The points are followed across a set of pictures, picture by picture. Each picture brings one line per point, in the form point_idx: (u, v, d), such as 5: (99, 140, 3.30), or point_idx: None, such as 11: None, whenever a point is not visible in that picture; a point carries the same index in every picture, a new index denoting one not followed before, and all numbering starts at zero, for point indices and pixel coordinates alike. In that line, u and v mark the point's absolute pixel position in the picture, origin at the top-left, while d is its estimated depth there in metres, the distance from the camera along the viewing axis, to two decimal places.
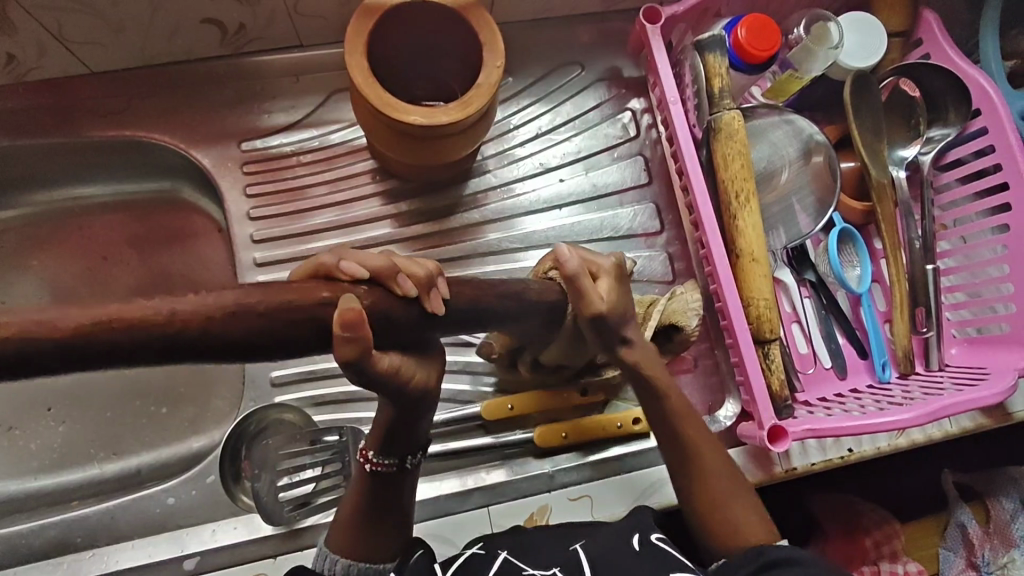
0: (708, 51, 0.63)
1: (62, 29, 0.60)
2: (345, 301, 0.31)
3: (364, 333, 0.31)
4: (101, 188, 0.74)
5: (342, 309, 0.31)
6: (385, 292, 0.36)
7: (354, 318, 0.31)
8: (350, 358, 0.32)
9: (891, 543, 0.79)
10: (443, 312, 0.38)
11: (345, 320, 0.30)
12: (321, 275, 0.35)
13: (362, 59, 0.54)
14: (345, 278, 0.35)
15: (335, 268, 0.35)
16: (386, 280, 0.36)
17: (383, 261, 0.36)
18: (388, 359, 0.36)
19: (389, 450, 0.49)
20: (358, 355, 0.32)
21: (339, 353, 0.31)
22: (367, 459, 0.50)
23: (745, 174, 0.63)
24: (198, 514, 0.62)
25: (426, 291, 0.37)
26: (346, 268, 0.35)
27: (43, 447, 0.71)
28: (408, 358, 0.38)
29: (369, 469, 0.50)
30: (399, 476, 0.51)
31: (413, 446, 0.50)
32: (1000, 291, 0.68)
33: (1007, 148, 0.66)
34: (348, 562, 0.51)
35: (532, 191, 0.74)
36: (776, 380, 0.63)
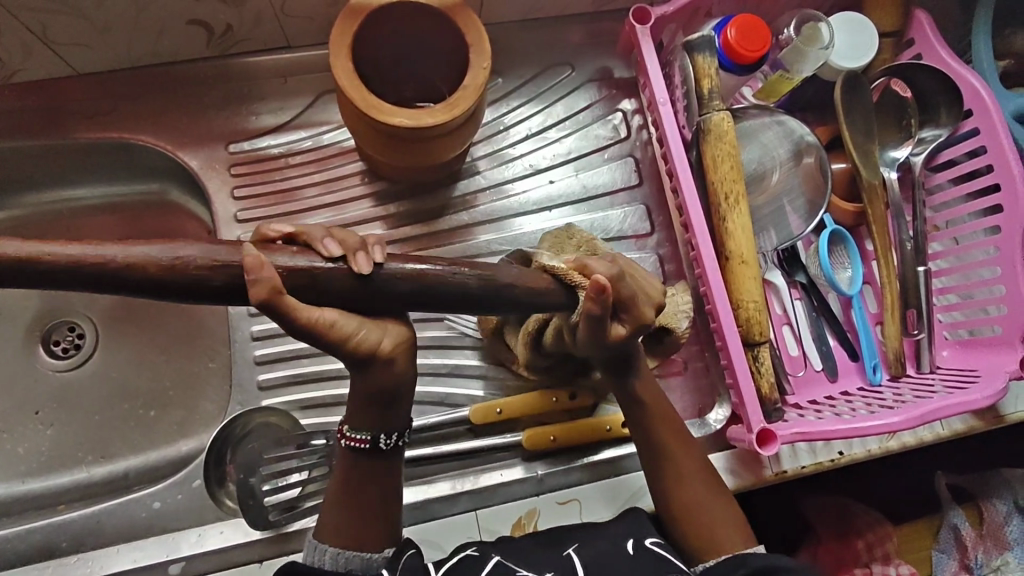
0: (697, 53, 0.63)
1: (47, 31, 0.60)
2: (248, 249, 0.36)
3: (268, 274, 0.35)
4: (89, 190, 0.74)
5: (246, 255, 0.35)
6: (310, 252, 0.39)
7: (256, 262, 0.35)
8: (261, 298, 0.35)
9: (883, 546, 0.79)
10: (369, 272, 0.40)
11: (248, 264, 0.35)
12: (257, 238, 0.40)
13: (346, 60, 0.53)
14: (275, 238, 0.40)
15: (269, 232, 0.40)
16: (312, 244, 0.39)
17: (313, 227, 0.40)
18: (319, 313, 0.38)
19: (363, 423, 0.48)
20: (268, 295, 0.35)
21: (251, 294, 0.35)
22: (343, 434, 0.49)
23: (734, 176, 0.62)
24: (185, 519, 0.62)
25: (352, 253, 0.40)
26: (277, 230, 0.40)
27: (31, 451, 0.71)
28: (355, 316, 0.41)
29: (345, 444, 0.49)
30: (379, 458, 0.50)
31: (389, 423, 0.48)
32: (991, 293, 0.67)
33: (999, 149, 0.65)
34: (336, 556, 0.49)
35: (522, 193, 0.74)
36: (765, 384, 0.62)
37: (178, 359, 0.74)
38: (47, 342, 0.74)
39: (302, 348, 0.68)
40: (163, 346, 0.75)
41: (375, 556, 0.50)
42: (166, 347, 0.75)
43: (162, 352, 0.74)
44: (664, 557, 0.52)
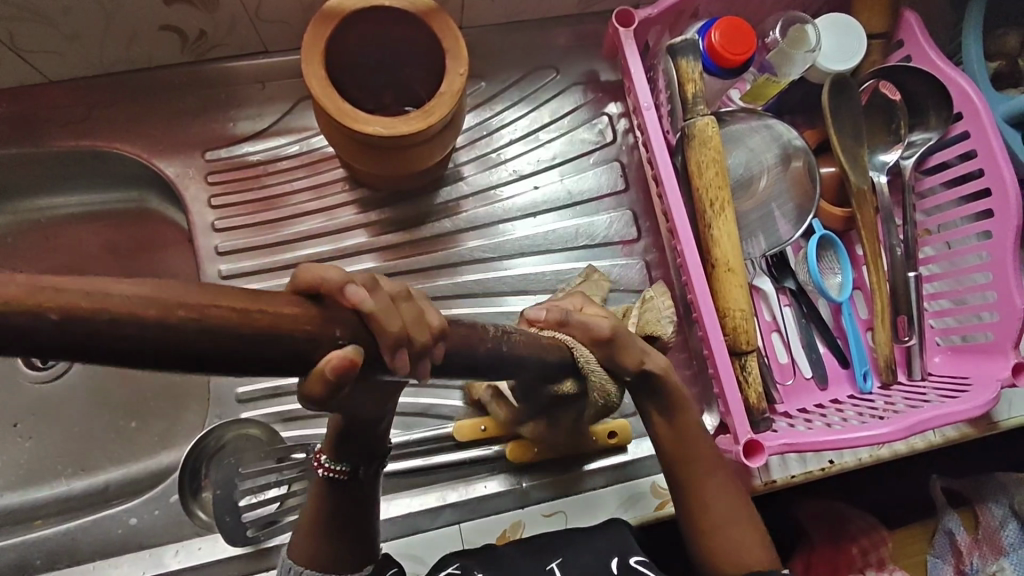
0: (680, 57, 0.62)
1: (14, 38, 0.58)
2: (347, 346, 0.26)
3: (346, 382, 0.26)
4: (69, 198, 0.73)
5: (345, 353, 0.26)
6: (377, 353, 0.29)
7: (350, 366, 0.26)
8: (315, 395, 0.26)
9: (878, 551, 0.78)
10: (427, 375, 0.32)
11: (335, 365, 0.26)
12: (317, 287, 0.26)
13: (318, 67, 0.52)
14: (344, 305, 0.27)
15: (336, 292, 0.27)
16: (383, 343, 0.28)
17: (390, 315, 0.28)
18: (344, 394, 0.31)
19: (342, 456, 0.44)
20: (324, 394, 0.27)
21: (311, 389, 0.26)
22: (320, 463, 0.46)
23: (720, 182, 0.61)
24: (162, 535, 0.60)
25: (415, 359, 0.30)
26: (348, 297, 0.27)
27: (9, 464, 0.70)
28: (369, 392, 0.35)
29: (323, 474, 0.46)
30: (355, 488, 0.47)
31: (369, 454, 0.45)
32: (984, 299, 0.66)
33: (989, 153, 0.64)
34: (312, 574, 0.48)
35: (506, 199, 0.73)
36: (753, 393, 0.61)
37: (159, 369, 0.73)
38: None
39: None
40: None
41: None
42: None
43: None
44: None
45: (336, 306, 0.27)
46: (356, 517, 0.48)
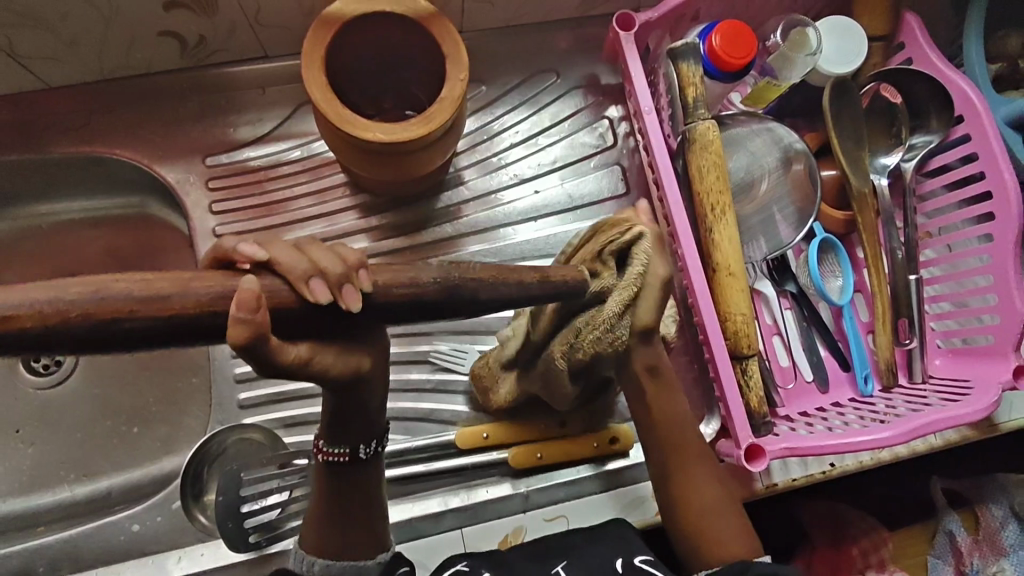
0: (681, 61, 0.62)
1: (13, 44, 0.58)
2: (244, 279, 0.25)
3: (259, 314, 0.25)
4: (70, 204, 0.73)
5: (243, 288, 0.25)
6: (292, 295, 0.28)
7: (255, 294, 0.25)
8: (241, 345, 0.25)
9: (878, 552, 0.78)
10: (360, 310, 0.30)
11: (241, 298, 0.24)
12: (217, 259, 0.29)
13: (319, 72, 0.52)
14: (243, 263, 0.28)
15: (232, 253, 0.29)
16: (291, 283, 0.28)
17: (291, 255, 0.29)
18: (293, 349, 0.28)
19: (341, 438, 0.43)
20: (252, 342, 0.25)
21: (233, 336, 0.24)
22: (319, 450, 0.44)
23: (720, 186, 0.61)
24: (165, 541, 0.60)
25: (337, 289, 0.29)
26: (240, 252, 0.28)
27: (12, 470, 0.70)
28: (330, 349, 0.31)
29: (323, 460, 0.45)
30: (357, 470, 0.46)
31: (368, 436, 0.44)
32: (985, 301, 0.66)
33: (990, 155, 0.64)
34: (327, 563, 0.48)
35: (507, 203, 0.72)
36: (754, 398, 0.61)
37: (161, 374, 0.73)
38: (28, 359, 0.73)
39: None
40: (145, 362, 0.73)
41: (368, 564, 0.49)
42: (149, 362, 0.73)
43: (144, 368, 0.73)
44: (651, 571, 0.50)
45: (236, 265, 0.28)
46: (355, 511, 0.48)
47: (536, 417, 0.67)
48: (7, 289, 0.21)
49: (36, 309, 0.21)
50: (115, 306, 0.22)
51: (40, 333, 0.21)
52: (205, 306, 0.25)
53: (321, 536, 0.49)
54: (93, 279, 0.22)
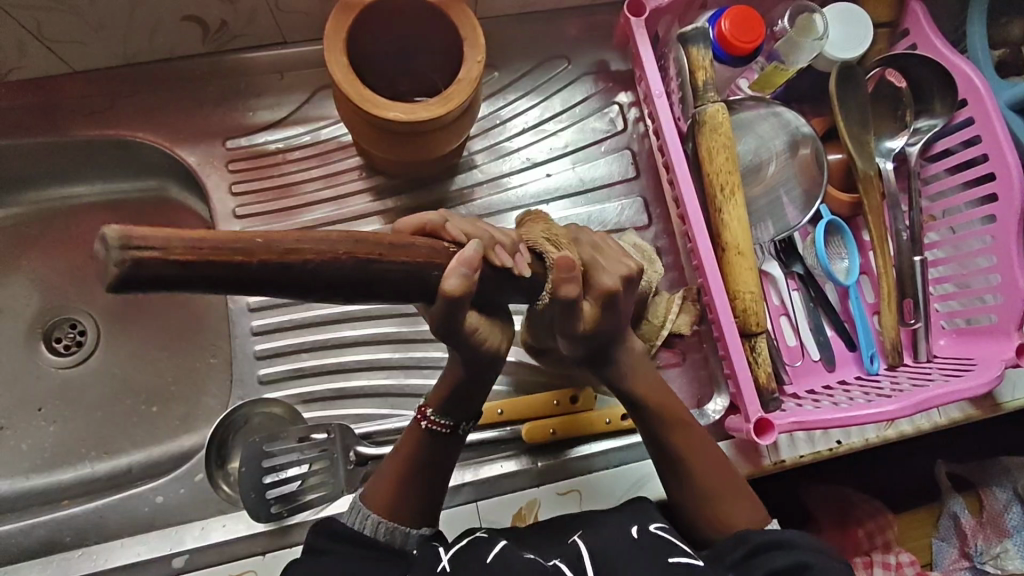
0: (691, 45, 0.63)
1: (42, 29, 0.60)
2: (469, 246, 0.37)
3: (474, 273, 0.36)
4: (93, 187, 0.75)
5: (468, 252, 0.36)
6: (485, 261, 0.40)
7: (474, 260, 0.36)
8: (458, 293, 0.36)
9: (884, 534, 0.80)
10: (529, 276, 0.42)
11: (465, 259, 0.36)
12: (427, 231, 0.39)
13: (340, 54, 0.53)
14: (449, 236, 0.39)
15: (442, 228, 0.39)
16: (488, 251, 0.40)
17: (480, 233, 0.40)
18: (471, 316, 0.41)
19: (452, 409, 0.50)
20: (465, 293, 0.36)
21: (451, 284, 0.35)
22: (424, 416, 0.51)
23: (729, 168, 0.63)
24: (187, 513, 0.62)
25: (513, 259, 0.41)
26: (450, 230, 0.39)
27: (34, 447, 0.71)
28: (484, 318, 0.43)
29: (426, 427, 0.51)
30: (450, 446, 0.52)
31: (470, 411, 0.51)
32: (988, 282, 0.67)
33: (994, 139, 0.66)
34: (377, 521, 0.49)
35: (520, 187, 0.74)
36: (762, 373, 0.63)
37: (178, 354, 0.74)
38: (48, 339, 0.73)
39: (304, 343, 0.69)
40: (165, 341, 0.74)
41: (412, 532, 0.50)
42: (167, 341, 0.74)
43: (162, 348, 0.74)
44: (672, 543, 0.50)
45: (446, 236, 0.39)
46: (422, 478, 0.51)
47: (548, 393, 0.68)
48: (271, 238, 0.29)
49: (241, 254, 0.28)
50: (347, 255, 0.31)
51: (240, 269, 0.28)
52: (429, 261, 0.35)
53: (389, 495, 0.50)
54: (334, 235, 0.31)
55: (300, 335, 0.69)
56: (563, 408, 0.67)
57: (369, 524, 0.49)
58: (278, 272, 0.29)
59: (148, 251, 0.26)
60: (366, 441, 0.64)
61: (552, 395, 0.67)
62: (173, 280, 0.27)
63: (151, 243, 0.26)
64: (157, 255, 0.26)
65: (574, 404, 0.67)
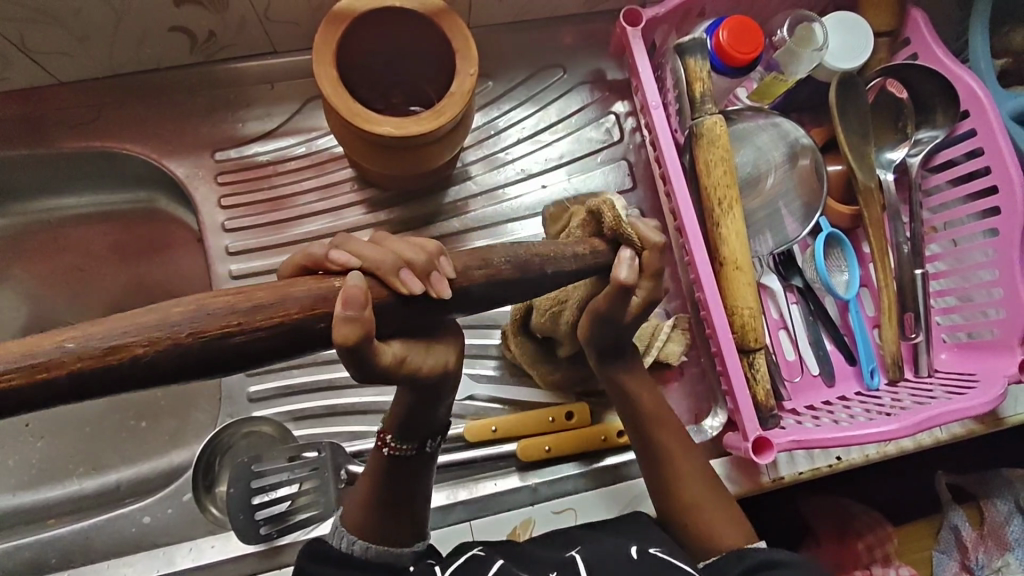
0: (688, 56, 0.62)
1: (26, 40, 0.59)
2: (351, 280, 0.31)
3: (365, 312, 0.30)
4: (81, 198, 0.74)
5: (348, 289, 0.30)
6: (386, 289, 0.33)
7: (356, 296, 0.30)
8: (348, 341, 0.30)
9: (883, 547, 0.77)
10: (450, 295, 0.35)
11: (348, 298, 0.30)
12: (313, 267, 0.34)
13: (330, 69, 0.52)
14: (337, 269, 0.33)
15: (324, 260, 0.34)
16: (386, 278, 0.33)
17: (378, 255, 0.34)
18: (389, 350, 0.34)
19: (410, 433, 0.45)
20: (359, 338, 0.30)
21: (337, 333, 0.30)
22: (384, 443, 0.46)
23: (728, 181, 0.61)
24: (175, 534, 0.61)
25: (425, 278, 0.34)
26: (335, 259, 0.33)
27: (21, 464, 0.69)
28: (419, 345, 0.37)
29: (387, 453, 0.46)
30: (418, 466, 0.47)
31: (433, 431, 0.46)
32: (990, 295, 0.66)
33: (996, 151, 0.65)
34: (366, 545, 0.47)
35: (515, 198, 0.73)
36: (761, 391, 0.61)
37: None
38: None
39: (293, 359, 0.67)
40: None
41: (404, 552, 0.48)
42: None
43: None
44: (665, 560, 0.49)
45: (331, 271, 0.33)
46: (391, 501, 0.47)
47: (543, 409, 0.66)
48: (199, 312, 0.27)
49: (161, 338, 0.26)
50: (298, 314, 0.29)
51: (157, 359, 0.26)
52: (312, 313, 0.30)
53: (361, 516, 0.48)
54: (292, 293, 0.30)
55: None
56: (559, 424, 0.66)
57: (358, 547, 0.47)
58: (218, 349, 0.27)
59: (40, 367, 0.24)
60: (358, 459, 0.63)
61: (547, 412, 0.66)
62: (95, 378, 0.25)
63: (38, 357, 0.24)
64: (20, 377, 0.24)
65: (571, 420, 0.66)
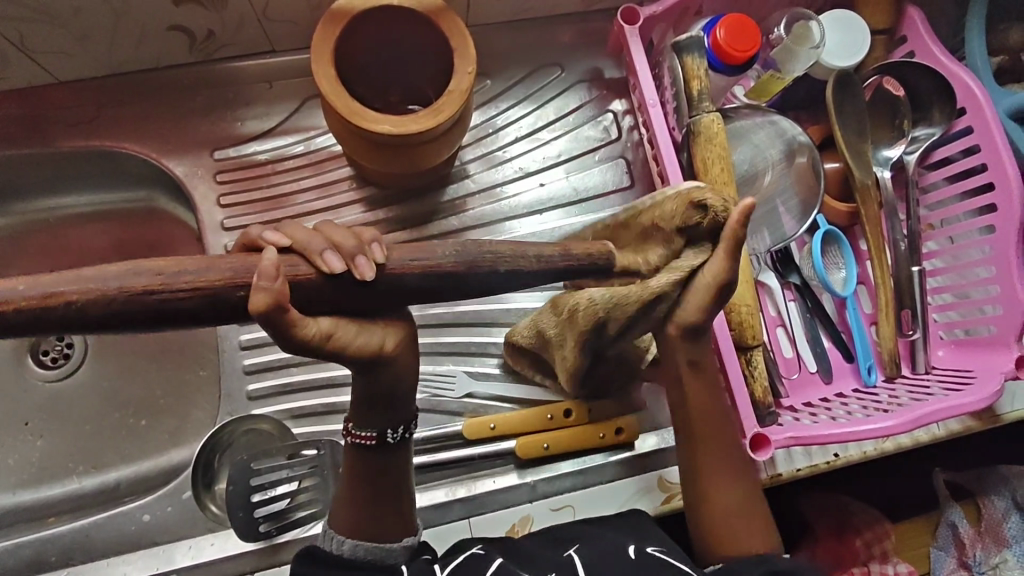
0: (686, 54, 0.62)
1: (24, 39, 0.59)
2: (267, 253, 0.30)
3: (278, 283, 0.30)
4: (80, 197, 0.74)
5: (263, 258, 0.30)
6: (308, 267, 0.33)
7: (273, 267, 0.30)
8: (262, 309, 0.29)
9: (881, 543, 0.77)
10: (374, 279, 0.34)
11: (262, 269, 0.29)
12: (253, 245, 0.36)
13: (328, 67, 0.53)
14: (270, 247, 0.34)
15: (260, 238, 0.35)
16: (308, 256, 0.33)
17: (309, 236, 0.34)
18: (318, 324, 0.32)
19: (369, 418, 0.44)
20: (271, 307, 0.29)
21: (252, 301, 0.29)
22: (348, 432, 0.45)
23: (726, 178, 0.61)
24: (174, 532, 0.61)
25: (350, 260, 0.33)
26: (267, 239, 0.34)
27: (20, 462, 0.70)
28: (353, 325, 0.35)
29: (350, 442, 0.46)
30: (385, 455, 0.46)
31: (395, 419, 0.44)
32: (987, 292, 0.67)
33: (993, 148, 0.65)
34: (355, 543, 0.47)
35: (513, 197, 0.73)
36: (759, 388, 0.62)
37: (167, 367, 0.73)
38: (36, 352, 0.72)
39: (291, 357, 0.68)
40: (153, 353, 0.73)
41: (395, 546, 0.48)
42: (155, 354, 0.73)
43: (152, 361, 0.73)
44: (668, 560, 0.48)
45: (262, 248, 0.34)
46: (371, 499, 0.47)
47: (541, 407, 0.66)
48: (127, 271, 0.28)
49: (91, 289, 0.27)
50: (228, 280, 0.30)
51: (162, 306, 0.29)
52: (228, 282, 0.30)
53: (349, 514, 0.48)
54: (221, 261, 0.30)
55: (290, 349, 0.68)
56: (557, 422, 0.66)
57: (346, 548, 0.47)
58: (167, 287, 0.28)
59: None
60: None
61: (546, 410, 0.66)
62: (28, 322, 0.27)
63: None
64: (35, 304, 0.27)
65: (568, 417, 0.66)
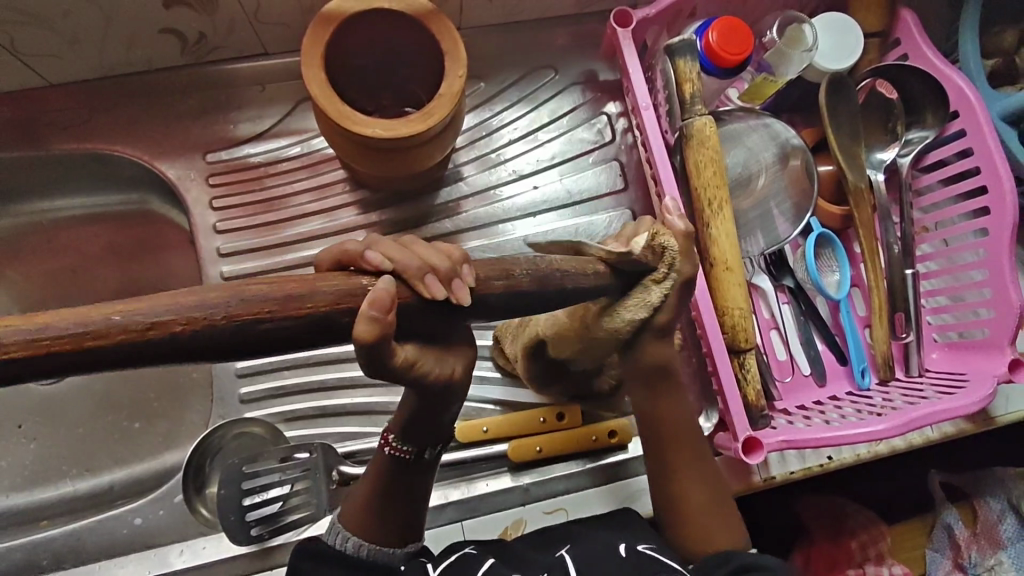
0: (678, 57, 0.62)
1: (15, 42, 0.59)
2: (380, 282, 0.29)
3: (389, 315, 0.28)
4: (74, 200, 0.74)
5: (376, 289, 0.28)
6: (410, 292, 0.31)
7: (386, 298, 0.28)
8: (368, 340, 0.28)
9: (877, 546, 0.77)
10: (470, 302, 0.33)
11: (375, 298, 0.28)
12: (345, 263, 0.32)
13: (318, 70, 0.52)
14: (369, 269, 0.31)
15: (359, 259, 0.31)
16: (409, 281, 0.31)
17: (406, 255, 0.32)
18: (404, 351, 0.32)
19: (410, 435, 0.42)
20: (376, 339, 0.28)
21: (359, 330, 0.28)
22: (387, 442, 0.44)
23: (718, 181, 0.61)
24: (166, 535, 0.61)
25: (449, 285, 0.32)
26: (369, 260, 0.31)
27: (14, 465, 0.69)
28: (432, 350, 0.34)
29: (388, 453, 0.44)
30: (419, 469, 0.45)
31: (436, 438, 0.43)
32: (981, 295, 0.66)
33: (986, 151, 0.65)
34: (359, 542, 0.46)
35: (507, 199, 0.73)
36: (751, 392, 0.61)
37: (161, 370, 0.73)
38: None
39: (285, 360, 0.68)
40: None
41: (398, 551, 0.47)
42: None
43: (145, 364, 0.73)
44: (658, 559, 0.49)
45: (359, 269, 0.31)
46: (389, 505, 0.46)
47: (534, 410, 0.67)
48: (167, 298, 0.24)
49: (195, 318, 0.24)
50: (324, 307, 0.27)
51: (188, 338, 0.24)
52: (335, 307, 0.28)
53: (359, 519, 0.46)
54: (318, 284, 0.28)
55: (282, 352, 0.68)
56: (549, 425, 0.66)
57: (351, 544, 0.46)
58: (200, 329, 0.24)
59: None
60: (350, 460, 0.63)
61: (538, 413, 0.66)
62: (103, 357, 0.23)
63: None
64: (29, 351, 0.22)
65: (561, 421, 0.66)
